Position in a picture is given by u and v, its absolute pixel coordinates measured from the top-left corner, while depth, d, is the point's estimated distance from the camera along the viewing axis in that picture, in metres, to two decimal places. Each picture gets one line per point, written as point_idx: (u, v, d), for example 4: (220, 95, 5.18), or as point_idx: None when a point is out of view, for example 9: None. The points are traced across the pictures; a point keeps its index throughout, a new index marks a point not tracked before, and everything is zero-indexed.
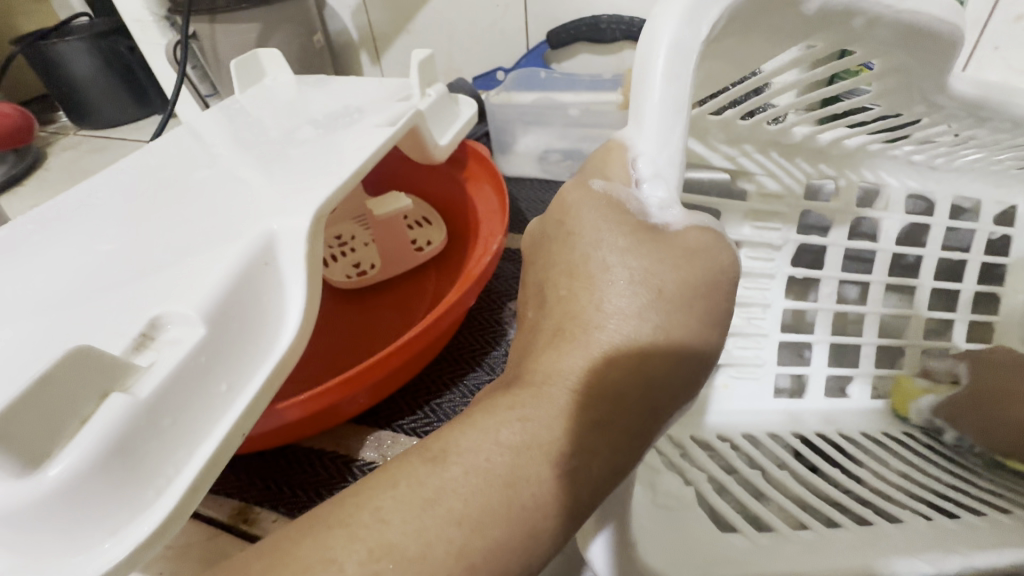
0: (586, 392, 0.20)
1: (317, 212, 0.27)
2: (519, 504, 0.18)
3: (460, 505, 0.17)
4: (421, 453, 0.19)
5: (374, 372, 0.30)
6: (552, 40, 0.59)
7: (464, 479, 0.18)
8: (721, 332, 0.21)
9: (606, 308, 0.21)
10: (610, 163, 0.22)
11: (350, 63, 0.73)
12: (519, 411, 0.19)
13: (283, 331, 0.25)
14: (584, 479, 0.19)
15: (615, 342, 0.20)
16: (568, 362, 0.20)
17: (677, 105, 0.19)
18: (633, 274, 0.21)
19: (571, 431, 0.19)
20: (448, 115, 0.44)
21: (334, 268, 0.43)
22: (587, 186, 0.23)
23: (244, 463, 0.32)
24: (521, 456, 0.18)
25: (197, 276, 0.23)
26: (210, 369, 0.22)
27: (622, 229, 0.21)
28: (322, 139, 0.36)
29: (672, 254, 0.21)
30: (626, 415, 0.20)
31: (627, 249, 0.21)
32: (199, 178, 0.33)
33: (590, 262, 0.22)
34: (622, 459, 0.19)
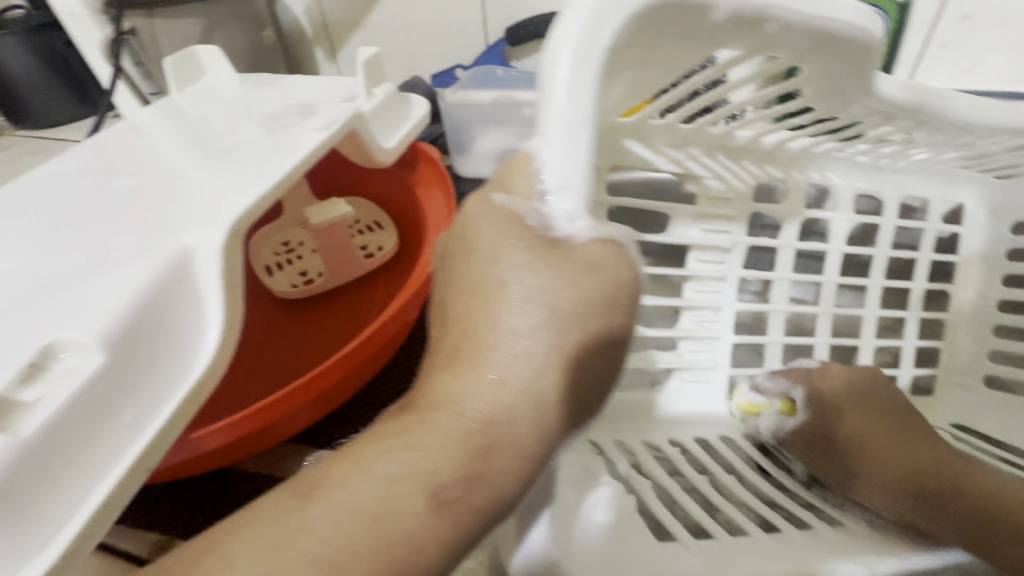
0: (475, 417, 0.20)
1: (235, 227, 0.25)
2: (387, 540, 0.17)
3: (320, 546, 0.17)
4: (294, 490, 0.18)
5: (310, 391, 0.28)
6: (511, 37, 0.58)
7: (329, 518, 0.17)
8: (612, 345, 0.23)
9: (502, 328, 0.21)
10: (513, 177, 0.22)
11: (305, 59, 0.71)
12: (402, 441, 0.19)
13: (199, 354, 0.23)
14: (462, 510, 0.18)
15: (508, 361, 0.21)
16: (460, 385, 0.20)
17: (581, 116, 0.20)
18: (527, 294, 0.22)
19: (451, 460, 0.19)
20: (397, 116, 0.43)
21: (278, 278, 0.41)
22: (489, 199, 0.23)
23: (169, 491, 0.31)
24: (394, 489, 0.18)
25: (98, 298, 0.22)
26: (111, 401, 0.20)
27: (521, 247, 0.22)
28: (257, 142, 0.34)
29: (566, 273, 0.22)
30: (514, 441, 0.20)
31: (525, 265, 0.22)
32: (119, 186, 0.31)
33: (488, 281, 0.22)
34: (507, 483, 0.20)
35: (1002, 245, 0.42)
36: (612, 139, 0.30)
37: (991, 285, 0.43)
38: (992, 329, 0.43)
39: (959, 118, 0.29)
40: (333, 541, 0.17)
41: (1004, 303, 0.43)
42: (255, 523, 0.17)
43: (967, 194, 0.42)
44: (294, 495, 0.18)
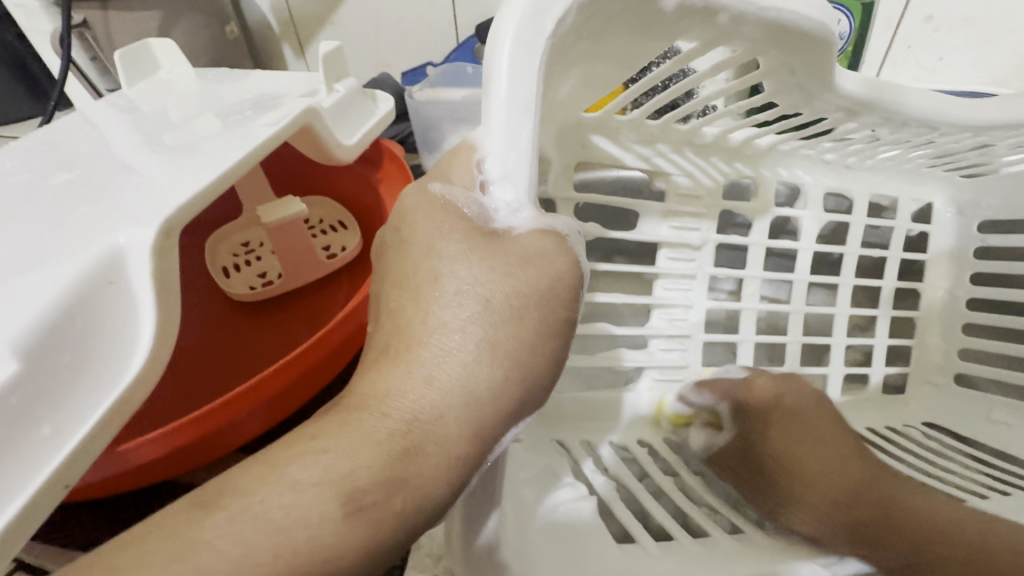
0: (401, 415, 0.19)
1: (167, 224, 0.24)
2: (293, 549, 0.16)
3: (218, 560, 0.15)
4: (194, 500, 0.17)
5: (256, 395, 0.27)
6: (482, 34, 0.57)
7: (229, 528, 0.16)
8: (554, 341, 0.22)
9: (432, 323, 0.21)
10: (454, 167, 0.22)
11: (272, 55, 0.69)
12: (319, 444, 0.18)
13: (130, 359, 0.22)
14: (380, 515, 0.17)
15: (437, 355, 0.20)
16: (388, 383, 0.20)
17: (525, 104, 0.19)
18: (459, 287, 0.22)
19: (370, 462, 0.18)
20: (360, 112, 0.41)
21: (234, 280, 0.39)
22: (428, 190, 0.24)
23: (110, 505, 0.29)
24: (304, 496, 0.17)
25: (15, 302, 0.20)
26: (29, 412, 0.19)
27: (457, 238, 0.22)
28: (206, 137, 0.32)
29: (501, 265, 0.22)
30: (443, 440, 0.19)
31: (456, 256, 0.22)
32: (55, 182, 0.29)
33: (419, 272, 0.22)
34: (434, 486, 0.19)
35: (970, 243, 0.42)
36: (576, 136, 0.30)
37: (960, 283, 0.43)
38: (962, 327, 0.44)
39: (918, 114, 0.28)
40: (229, 553, 0.16)
41: (974, 301, 0.44)
42: (151, 535, 0.16)
43: (934, 193, 0.42)
44: (197, 503, 0.17)
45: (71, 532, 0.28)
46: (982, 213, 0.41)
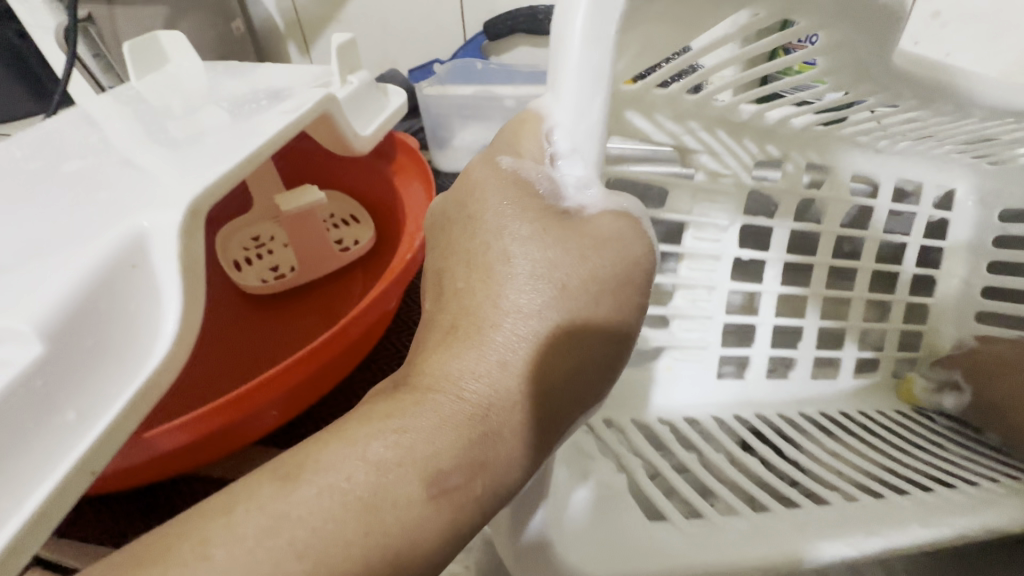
0: (477, 400, 0.19)
1: (193, 206, 0.23)
2: (379, 528, 0.16)
3: (305, 534, 0.16)
4: (272, 471, 0.17)
5: (281, 383, 0.26)
6: (490, 30, 0.57)
7: (315, 502, 0.16)
8: (626, 326, 0.22)
9: (505, 305, 0.21)
10: (521, 138, 0.22)
11: (277, 54, 0.68)
12: (396, 423, 0.18)
13: (155, 342, 0.21)
14: (463, 497, 0.18)
15: (510, 337, 0.20)
16: (459, 364, 0.20)
17: (597, 73, 0.19)
18: (529, 268, 0.21)
19: (450, 444, 0.18)
20: (375, 106, 0.41)
21: (247, 274, 0.39)
22: (496, 163, 0.23)
23: (127, 500, 0.29)
24: (388, 475, 0.17)
25: (39, 283, 0.20)
26: (52, 396, 0.18)
27: (529, 217, 0.22)
28: (215, 128, 0.32)
29: (575, 248, 0.22)
30: (520, 424, 0.20)
31: (529, 238, 0.22)
32: (71, 169, 0.29)
33: (490, 252, 0.22)
34: (510, 470, 0.19)
35: (988, 232, 0.43)
36: (614, 108, 0.29)
37: (975, 272, 0.43)
38: (976, 314, 0.44)
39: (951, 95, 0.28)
40: (310, 525, 0.16)
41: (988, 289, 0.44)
42: (227, 508, 0.16)
43: (958, 180, 0.42)
44: (275, 478, 0.17)
45: (88, 526, 0.28)
46: (1000, 201, 0.41)
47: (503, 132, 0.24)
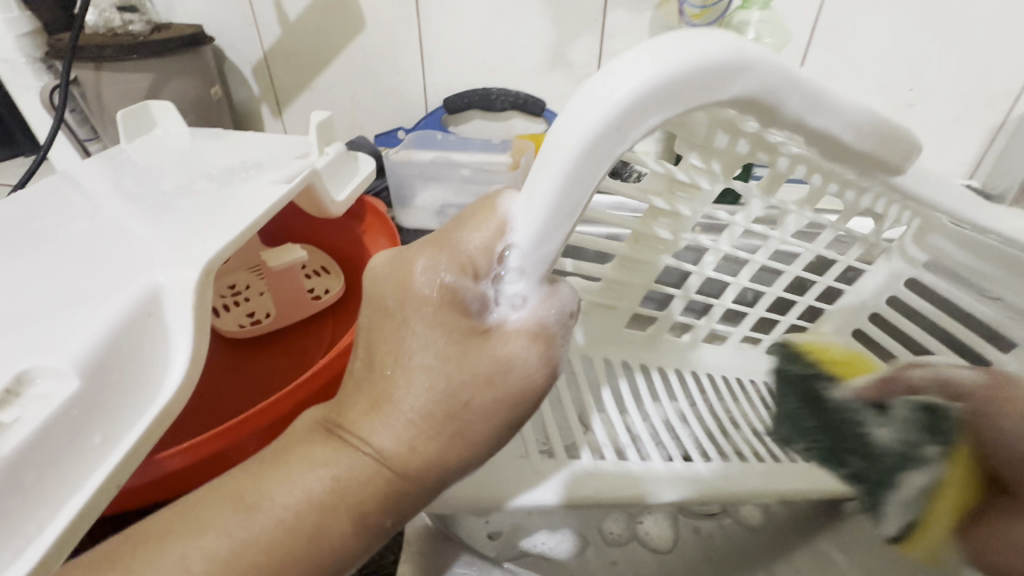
0: (394, 464, 0.23)
1: (206, 267, 0.28)
2: (315, 552, 0.22)
3: (259, 556, 0.21)
4: (234, 501, 0.22)
5: (266, 415, 0.31)
6: (449, 106, 0.65)
7: (268, 531, 0.21)
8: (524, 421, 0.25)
9: (423, 385, 0.23)
10: (474, 241, 0.24)
11: (251, 116, 0.74)
12: (330, 470, 0.22)
13: (166, 382, 0.25)
14: (378, 527, 0.23)
15: (420, 422, 0.23)
16: (381, 431, 0.23)
17: (569, 211, 0.21)
18: (439, 366, 0.23)
19: (371, 494, 0.23)
20: (346, 172, 0.47)
21: (226, 318, 0.43)
22: (442, 256, 0.24)
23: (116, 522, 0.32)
24: (322, 514, 0.22)
25: (76, 329, 0.24)
26: (83, 424, 0.22)
27: (458, 307, 0.24)
28: (208, 194, 0.37)
29: (487, 354, 0.24)
30: (426, 481, 0.24)
31: (452, 326, 0.24)
32: (77, 230, 0.33)
33: (419, 331, 0.24)
34: (413, 505, 0.24)
35: None
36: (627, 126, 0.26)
37: None
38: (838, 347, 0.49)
39: None
40: (262, 547, 0.21)
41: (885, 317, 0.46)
42: (195, 524, 0.21)
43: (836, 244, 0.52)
44: (235, 507, 0.22)
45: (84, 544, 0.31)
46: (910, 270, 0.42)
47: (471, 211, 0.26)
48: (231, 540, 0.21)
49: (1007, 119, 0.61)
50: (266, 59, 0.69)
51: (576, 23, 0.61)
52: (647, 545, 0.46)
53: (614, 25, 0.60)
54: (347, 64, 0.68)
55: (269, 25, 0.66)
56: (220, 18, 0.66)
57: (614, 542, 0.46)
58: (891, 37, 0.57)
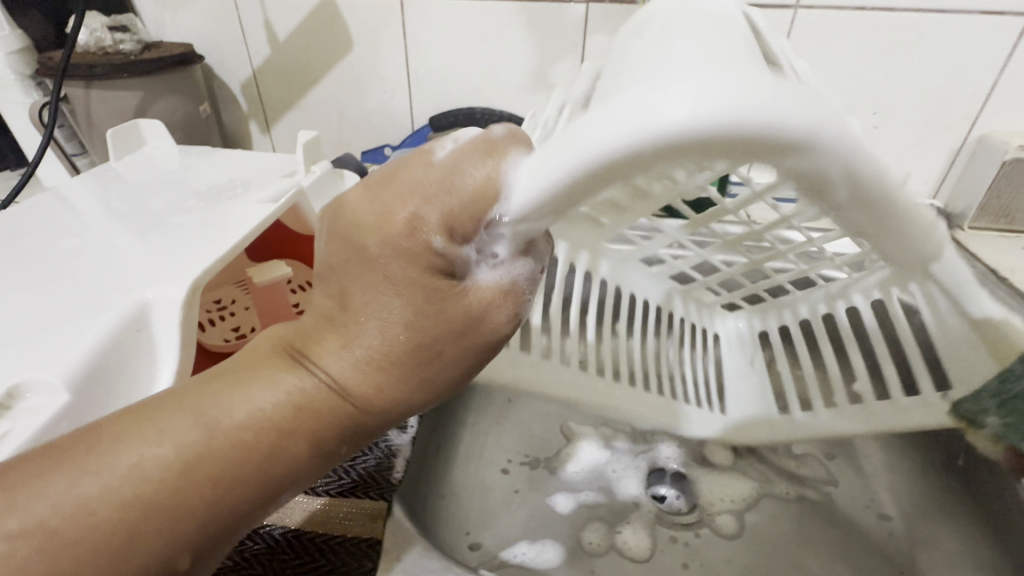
0: (353, 396, 0.24)
1: (193, 284, 0.29)
2: (269, 469, 0.22)
3: (214, 470, 0.21)
4: (194, 411, 0.22)
5: None
6: (435, 124, 0.67)
7: (223, 445, 0.21)
8: (482, 366, 0.26)
9: (386, 324, 0.23)
10: (460, 194, 0.22)
11: (239, 132, 0.76)
12: (291, 394, 0.23)
13: (151, 395, 0.26)
14: (334, 450, 0.24)
15: (383, 360, 0.24)
16: (342, 362, 0.23)
17: (563, 208, 0.22)
18: (405, 310, 0.23)
19: (329, 422, 0.23)
20: (332, 190, 0.48)
21: (211, 332, 0.44)
22: (426, 201, 0.22)
23: None
24: (279, 435, 0.22)
25: (65, 344, 0.25)
26: (70, 436, 0.23)
27: (432, 259, 0.23)
28: (196, 212, 0.38)
29: (457, 308, 0.24)
30: (384, 414, 0.25)
31: (422, 272, 0.23)
32: (67, 247, 0.34)
33: (386, 267, 0.23)
34: (370, 434, 0.25)
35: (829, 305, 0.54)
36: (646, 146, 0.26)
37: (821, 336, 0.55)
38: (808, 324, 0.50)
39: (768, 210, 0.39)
40: (217, 461, 0.21)
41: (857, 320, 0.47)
42: (151, 431, 0.21)
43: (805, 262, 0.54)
44: (195, 419, 0.22)
45: None
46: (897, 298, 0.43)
47: (470, 142, 0.23)
48: (188, 449, 0.21)
49: (966, 141, 0.62)
50: (255, 77, 0.70)
51: (557, 47, 0.63)
52: (624, 555, 0.45)
53: (594, 49, 0.62)
54: (334, 83, 0.70)
55: (258, 45, 0.68)
56: (211, 37, 0.68)
57: (591, 552, 0.45)
58: (854, 65, 0.59)
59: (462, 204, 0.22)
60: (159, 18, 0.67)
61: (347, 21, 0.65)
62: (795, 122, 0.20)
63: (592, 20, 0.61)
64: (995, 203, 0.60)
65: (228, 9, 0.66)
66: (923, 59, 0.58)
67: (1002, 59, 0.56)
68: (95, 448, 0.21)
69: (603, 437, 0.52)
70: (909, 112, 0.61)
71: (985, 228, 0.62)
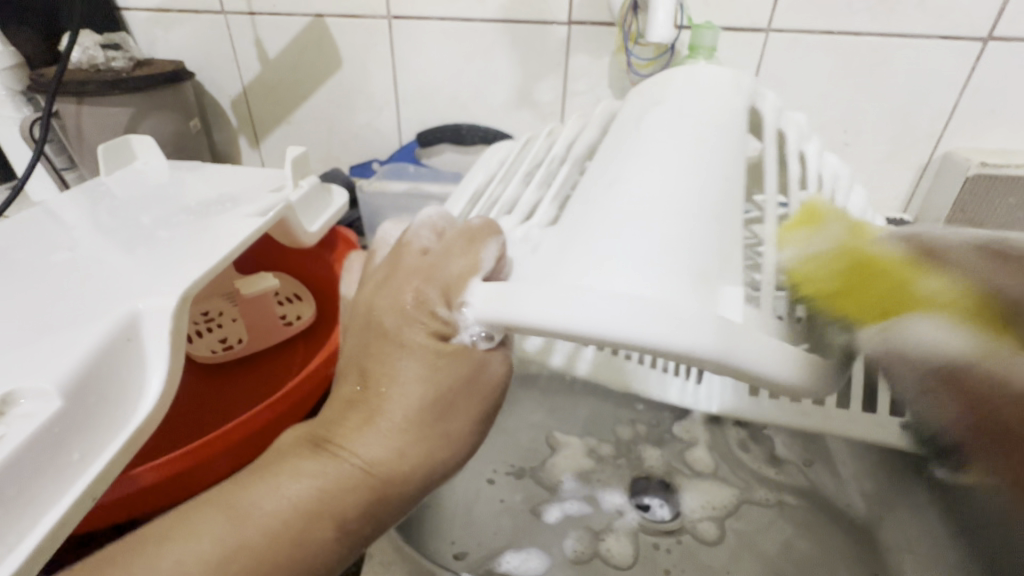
0: (373, 470, 0.24)
1: (184, 295, 0.30)
2: (301, 556, 0.23)
3: (248, 559, 0.22)
4: (227, 506, 0.23)
5: (234, 436, 0.33)
6: (422, 139, 0.69)
7: (257, 535, 0.22)
8: (489, 421, 0.27)
9: (400, 392, 0.25)
10: (449, 280, 0.26)
11: (229, 146, 0.77)
12: (316, 479, 0.24)
13: (140, 403, 0.27)
14: (361, 531, 0.24)
15: (403, 430, 0.25)
16: (363, 439, 0.25)
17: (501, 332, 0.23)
18: (422, 373, 0.25)
19: (354, 502, 0.24)
20: (320, 204, 0.50)
21: (199, 343, 0.44)
22: (426, 288, 0.26)
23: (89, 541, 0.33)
24: (310, 519, 0.23)
25: (58, 353, 0.26)
26: (63, 441, 0.24)
27: (426, 342, 0.25)
28: (186, 225, 0.39)
29: (460, 371, 0.25)
30: (405, 488, 0.25)
31: (424, 348, 0.25)
32: (58, 261, 0.34)
33: (392, 343, 0.26)
34: (396, 511, 0.25)
35: None
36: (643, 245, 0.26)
37: None
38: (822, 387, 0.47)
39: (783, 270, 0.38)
40: (252, 550, 0.22)
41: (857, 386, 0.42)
42: (190, 529, 0.23)
43: None
44: (229, 513, 0.23)
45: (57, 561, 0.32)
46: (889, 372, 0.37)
47: (454, 235, 0.28)
48: (223, 545, 0.22)
49: (931, 159, 0.65)
50: (246, 93, 0.72)
51: (540, 67, 0.65)
52: (608, 561, 0.45)
53: (576, 68, 0.65)
54: (323, 99, 0.71)
55: (248, 62, 0.69)
56: (203, 55, 0.69)
57: (576, 559, 0.45)
58: (823, 85, 0.62)
59: (454, 283, 0.25)
60: (151, 36, 0.68)
61: (336, 40, 0.67)
62: (716, 339, 0.19)
63: (574, 40, 0.63)
64: (961, 217, 0.62)
65: (219, 27, 0.67)
66: (887, 80, 0.61)
67: (961, 81, 0.59)
68: (144, 550, 0.22)
69: (588, 448, 0.54)
70: (877, 130, 0.64)
71: None
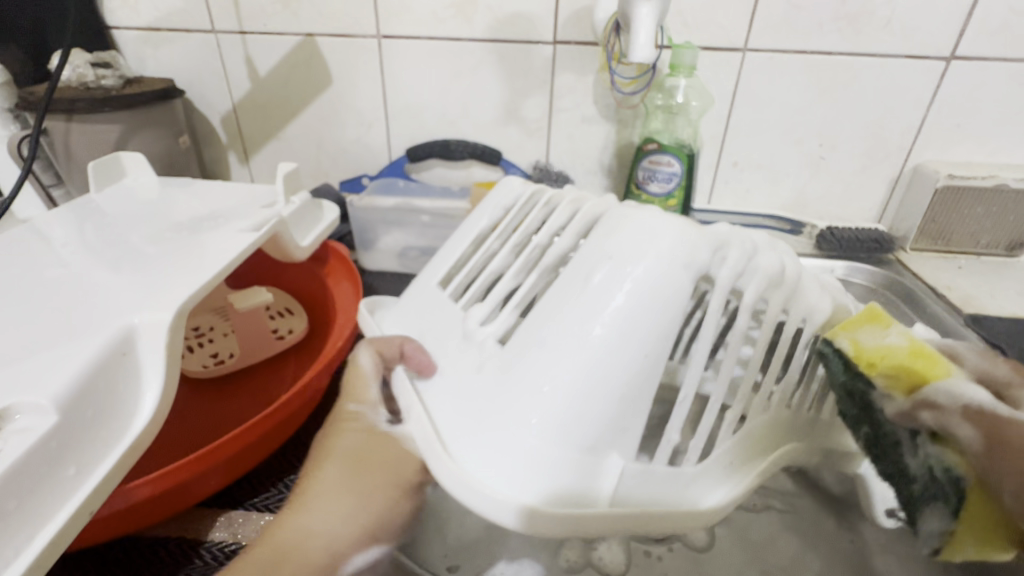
0: (315, 531, 0.34)
1: (179, 310, 0.30)
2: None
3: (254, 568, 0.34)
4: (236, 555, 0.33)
5: (228, 450, 0.33)
6: (411, 155, 0.70)
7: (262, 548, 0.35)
8: (405, 503, 0.36)
9: (331, 476, 0.36)
10: (364, 394, 0.38)
11: (218, 163, 0.77)
12: (276, 535, 0.34)
13: (135, 417, 0.27)
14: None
15: (336, 500, 0.35)
16: (308, 512, 0.34)
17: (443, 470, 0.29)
18: (350, 459, 0.37)
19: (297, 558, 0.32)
20: (312, 219, 0.50)
21: (190, 358, 0.44)
22: (354, 406, 0.39)
23: (79, 558, 0.33)
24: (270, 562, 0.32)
25: (54, 368, 0.26)
26: (60, 455, 0.24)
27: (354, 437, 0.38)
28: (176, 241, 0.39)
29: (379, 453, 0.36)
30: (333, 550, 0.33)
31: (353, 438, 0.38)
32: (50, 277, 0.35)
33: (335, 444, 0.38)
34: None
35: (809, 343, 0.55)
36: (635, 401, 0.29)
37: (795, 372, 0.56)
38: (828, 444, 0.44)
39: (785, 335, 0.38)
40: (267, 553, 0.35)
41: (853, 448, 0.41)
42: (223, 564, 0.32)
43: None
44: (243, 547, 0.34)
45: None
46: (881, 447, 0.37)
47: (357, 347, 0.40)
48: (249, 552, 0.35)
49: (902, 172, 0.67)
50: (236, 110, 0.72)
51: (527, 85, 0.67)
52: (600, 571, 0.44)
53: (562, 86, 0.67)
54: (313, 116, 0.72)
55: (239, 80, 0.70)
56: (193, 73, 0.70)
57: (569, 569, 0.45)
58: (798, 102, 0.64)
59: (363, 385, 0.38)
60: (140, 53, 0.68)
61: (327, 59, 0.68)
62: (577, 502, 0.27)
63: (560, 59, 0.65)
64: (932, 227, 0.66)
65: (210, 46, 0.68)
66: (859, 97, 0.63)
67: (928, 97, 0.62)
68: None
69: None
70: (850, 143, 0.67)
71: (925, 249, 0.68)
